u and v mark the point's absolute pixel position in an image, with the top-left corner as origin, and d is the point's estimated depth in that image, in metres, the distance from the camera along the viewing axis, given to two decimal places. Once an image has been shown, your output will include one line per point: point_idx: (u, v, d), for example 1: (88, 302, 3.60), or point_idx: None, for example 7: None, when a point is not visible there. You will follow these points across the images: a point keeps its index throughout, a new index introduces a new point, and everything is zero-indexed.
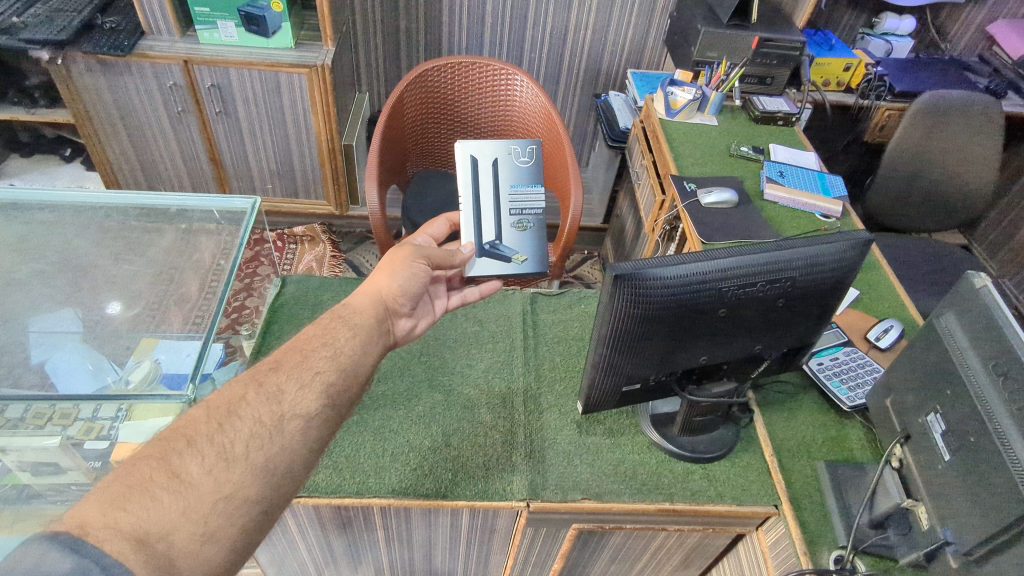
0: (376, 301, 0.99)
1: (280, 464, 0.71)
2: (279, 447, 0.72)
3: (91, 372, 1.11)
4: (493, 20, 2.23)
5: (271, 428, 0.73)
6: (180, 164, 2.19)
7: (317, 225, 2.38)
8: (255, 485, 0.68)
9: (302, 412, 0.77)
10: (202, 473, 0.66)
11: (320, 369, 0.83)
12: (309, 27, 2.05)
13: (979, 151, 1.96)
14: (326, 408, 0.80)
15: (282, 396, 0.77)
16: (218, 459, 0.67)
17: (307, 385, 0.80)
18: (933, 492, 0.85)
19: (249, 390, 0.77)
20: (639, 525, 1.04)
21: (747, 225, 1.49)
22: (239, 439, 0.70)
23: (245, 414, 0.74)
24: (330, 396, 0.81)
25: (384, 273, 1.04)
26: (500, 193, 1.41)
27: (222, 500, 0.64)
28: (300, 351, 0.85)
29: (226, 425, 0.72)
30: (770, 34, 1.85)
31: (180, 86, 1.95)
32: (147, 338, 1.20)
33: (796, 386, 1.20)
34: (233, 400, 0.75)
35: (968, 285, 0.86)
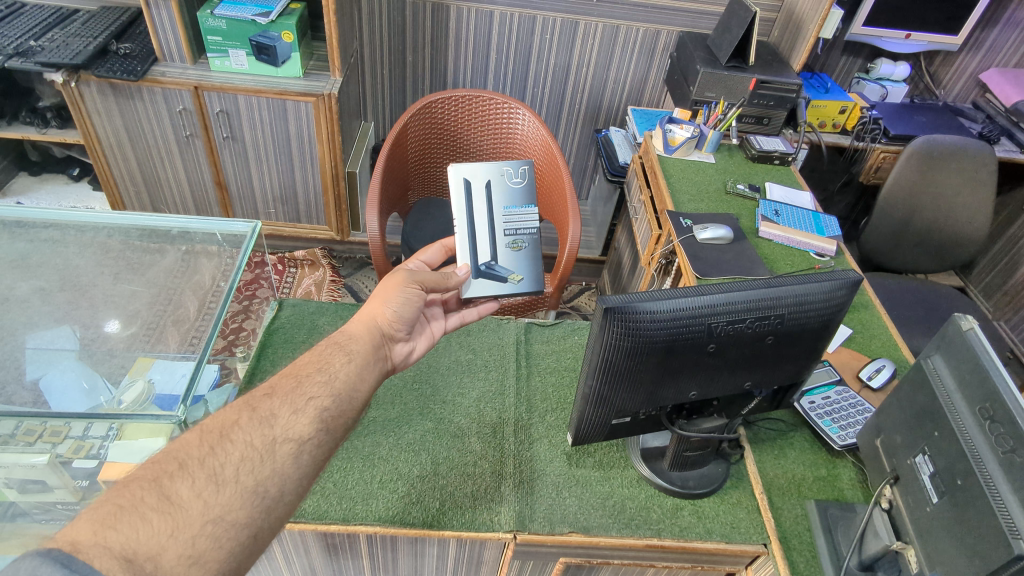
0: (367, 328, 0.99)
1: (270, 489, 0.72)
2: (270, 471, 0.73)
3: (85, 391, 1.12)
4: (497, 55, 2.29)
5: (262, 452, 0.74)
6: (185, 187, 2.23)
7: (318, 250, 2.40)
8: (243, 509, 0.68)
9: (294, 436, 0.77)
10: (192, 496, 0.66)
11: (314, 396, 0.83)
12: (318, 58, 2.10)
13: (972, 195, 1.99)
14: (318, 435, 0.80)
15: (275, 420, 0.78)
16: (208, 482, 0.68)
17: (300, 410, 0.81)
18: (921, 535, 0.84)
19: (242, 414, 0.78)
20: (626, 560, 1.03)
21: (742, 262, 1.50)
22: (230, 462, 0.71)
23: (237, 437, 0.74)
24: (325, 422, 0.82)
25: (378, 302, 1.04)
26: (494, 214, 1.42)
27: (211, 522, 0.65)
28: (293, 376, 0.86)
29: (217, 449, 0.72)
30: (767, 76, 1.89)
31: (189, 111, 2.00)
32: (142, 357, 1.21)
33: (788, 424, 1.19)
34: (226, 425, 0.75)
35: (955, 328, 0.88)
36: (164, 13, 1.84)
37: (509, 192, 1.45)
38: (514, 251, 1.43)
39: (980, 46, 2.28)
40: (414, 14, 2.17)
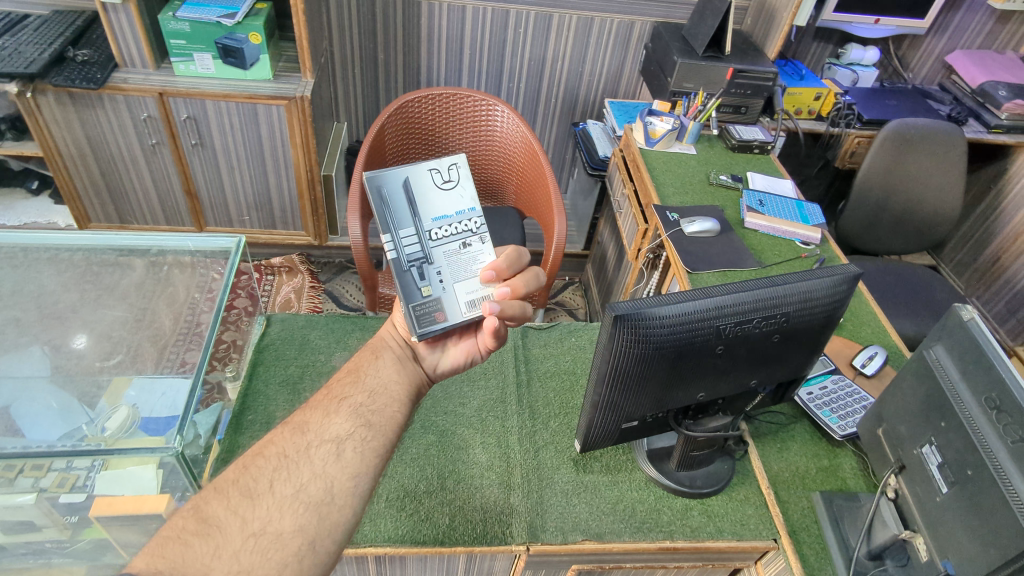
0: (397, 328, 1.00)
1: (315, 493, 0.72)
2: (309, 476, 0.74)
3: (58, 413, 1.06)
4: (471, 51, 2.25)
5: (297, 457, 0.76)
6: (153, 196, 2.14)
7: (295, 256, 2.34)
8: (288, 518, 0.69)
9: (330, 437, 0.79)
10: (227, 512, 0.69)
11: (347, 396, 0.86)
12: (287, 58, 2.03)
13: (945, 177, 2.04)
14: (359, 429, 0.81)
15: (307, 427, 0.81)
16: (242, 498, 0.70)
17: (333, 412, 0.83)
18: (931, 525, 0.86)
19: (278, 431, 0.81)
20: (638, 564, 1.03)
21: (731, 254, 1.51)
22: (264, 475, 0.73)
23: (271, 452, 0.77)
24: (362, 416, 0.84)
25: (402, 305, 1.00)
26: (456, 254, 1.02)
27: (252, 537, 0.67)
28: (329, 386, 0.89)
29: (250, 466, 0.74)
30: (744, 65, 1.90)
31: (154, 118, 1.92)
32: (119, 377, 1.16)
33: (788, 416, 1.20)
34: (259, 445, 0.78)
35: (956, 317, 0.89)
36: (123, 16, 1.76)
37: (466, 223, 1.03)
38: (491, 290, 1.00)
39: (945, 29, 2.33)
40: (385, 10, 2.11)
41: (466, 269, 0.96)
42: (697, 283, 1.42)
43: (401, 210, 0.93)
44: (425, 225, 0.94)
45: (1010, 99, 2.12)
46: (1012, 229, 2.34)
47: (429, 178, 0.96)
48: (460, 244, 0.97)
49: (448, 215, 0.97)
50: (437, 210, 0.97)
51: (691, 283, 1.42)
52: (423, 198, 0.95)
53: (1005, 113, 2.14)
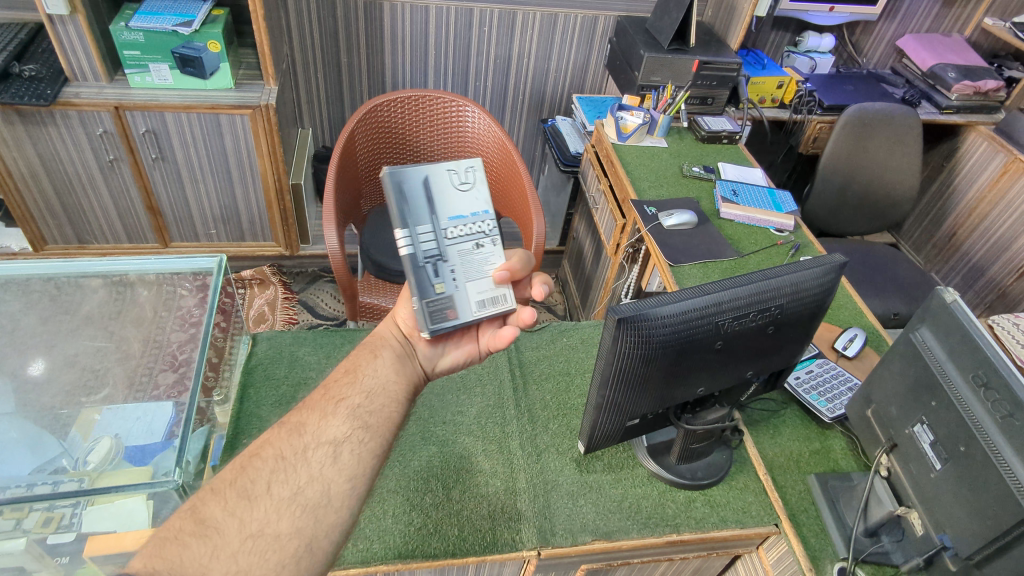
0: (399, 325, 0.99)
1: (311, 496, 0.72)
2: (307, 479, 0.73)
3: (30, 453, 1.00)
4: (436, 51, 2.23)
5: (295, 460, 0.75)
6: (112, 214, 2.06)
7: (266, 268, 2.27)
8: (285, 519, 0.69)
9: (328, 439, 0.78)
10: (225, 514, 0.69)
11: (345, 397, 0.84)
12: (247, 66, 1.98)
13: (904, 159, 2.11)
14: (358, 433, 0.80)
15: (305, 428, 0.79)
16: (239, 499, 0.70)
17: (332, 414, 0.81)
18: (926, 500, 0.89)
19: (275, 430, 0.79)
20: (645, 558, 1.05)
21: (710, 245, 1.54)
22: (261, 476, 0.73)
23: (268, 454, 0.76)
24: (361, 419, 0.82)
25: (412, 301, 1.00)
26: None
27: (249, 538, 0.67)
28: (326, 386, 0.87)
29: (247, 466, 0.74)
30: (709, 57, 1.92)
31: (111, 133, 1.85)
32: (87, 411, 1.09)
33: (778, 403, 1.24)
34: (256, 444, 0.77)
35: (939, 300, 0.93)
36: (71, 28, 1.68)
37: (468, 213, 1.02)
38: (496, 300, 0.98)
39: (896, 13, 2.40)
40: (346, 12, 2.07)
41: (478, 269, 0.97)
42: (680, 276, 1.44)
43: (420, 208, 0.92)
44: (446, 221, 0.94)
45: (960, 81, 2.23)
46: (966, 204, 2.48)
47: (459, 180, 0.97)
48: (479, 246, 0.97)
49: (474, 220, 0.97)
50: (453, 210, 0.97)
51: (674, 277, 1.44)
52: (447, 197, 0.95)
53: (955, 94, 2.26)
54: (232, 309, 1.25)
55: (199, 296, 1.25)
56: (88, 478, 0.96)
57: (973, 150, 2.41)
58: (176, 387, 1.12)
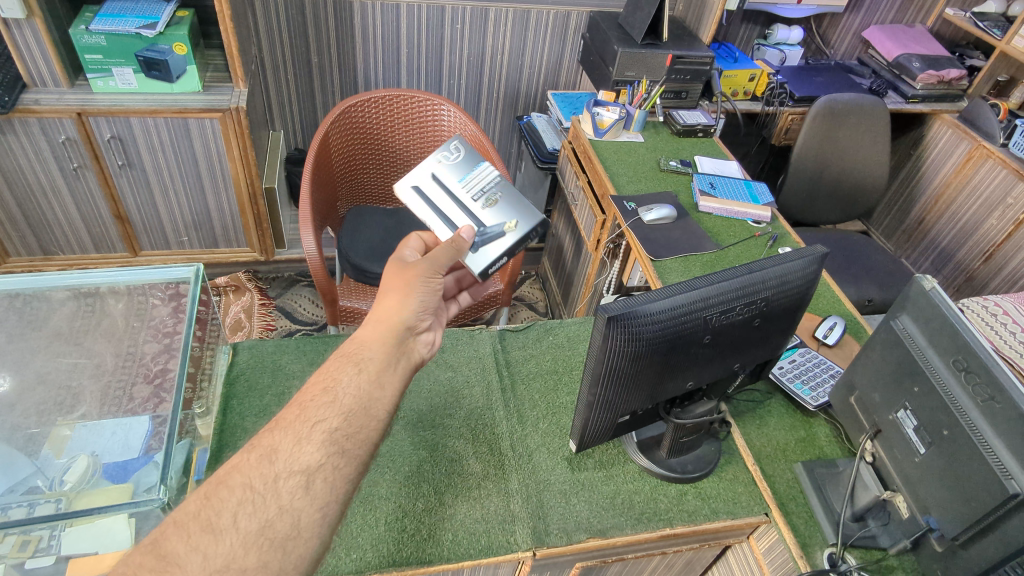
0: (383, 327, 0.90)
1: (280, 527, 0.67)
2: (277, 511, 0.67)
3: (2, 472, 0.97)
4: (408, 49, 2.21)
5: (264, 492, 0.68)
6: (79, 223, 2.00)
7: (241, 274, 2.23)
8: (252, 553, 0.65)
9: (300, 467, 0.71)
10: (188, 550, 0.63)
11: (321, 418, 0.76)
12: (215, 68, 1.93)
13: (874, 148, 2.16)
14: (332, 459, 0.73)
15: (275, 455, 0.72)
16: (203, 534, 0.65)
17: (306, 438, 0.73)
18: (911, 485, 0.91)
19: (242, 454, 0.72)
20: (639, 553, 1.05)
21: (690, 238, 1.55)
22: (227, 508, 0.67)
23: (235, 482, 0.69)
24: (337, 443, 0.74)
25: (401, 299, 0.93)
26: (456, 193, 1.27)
27: (215, 573, 0.62)
28: (299, 404, 0.78)
29: (212, 497, 0.68)
30: (682, 51, 1.93)
31: (74, 141, 1.79)
32: (61, 425, 1.05)
33: (763, 392, 1.26)
34: (222, 474, 0.70)
35: (918, 287, 0.94)
36: (28, 32, 1.63)
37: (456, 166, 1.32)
38: (513, 230, 1.20)
39: (861, 5, 2.45)
40: (314, 12, 2.03)
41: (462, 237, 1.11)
42: (662, 270, 1.45)
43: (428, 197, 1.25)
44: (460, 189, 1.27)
45: (924, 70, 2.30)
46: (932, 191, 2.55)
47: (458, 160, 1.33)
48: (487, 197, 1.26)
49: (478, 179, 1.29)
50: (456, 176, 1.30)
51: (656, 272, 1.45)
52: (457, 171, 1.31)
53: (921, 83, 2.32)
54: (209, 318, 1.22)
55: (172, 306, 1.21)
56: (66, 499, 0.92)
57: (938, 138, 2.49)
58: (151, 401, 1.09)
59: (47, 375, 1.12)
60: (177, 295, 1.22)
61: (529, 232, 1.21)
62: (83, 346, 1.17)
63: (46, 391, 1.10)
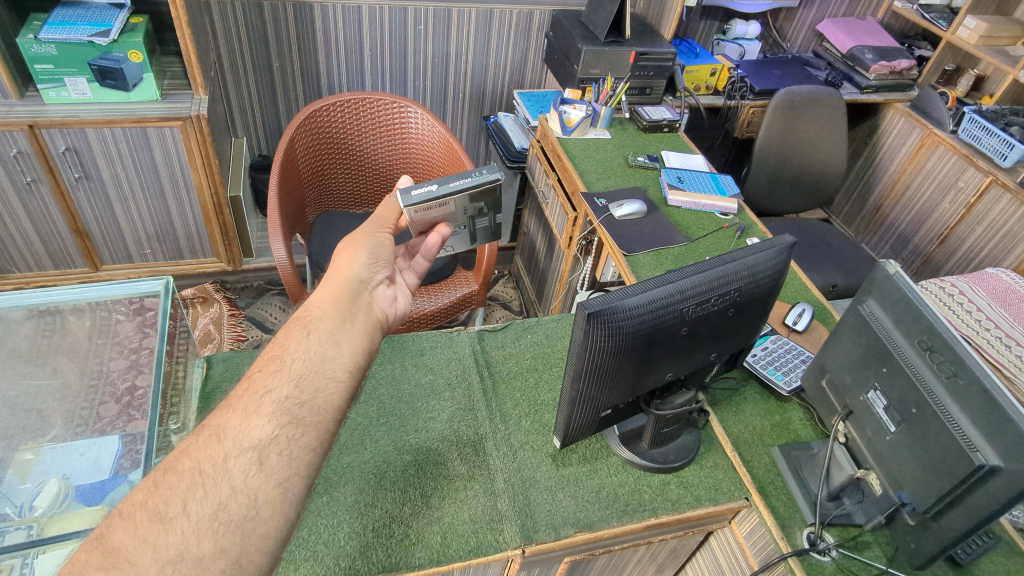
0: (338, 284, 0.90)
1: (236, 509, 0.63)
2: (229, 491, 0.63)
3: None
4: (371, 52, 2.19)
5: (214, 474, 0.64)
6: (35, 240, 1.93)
7: (208, 285, 2.18)
8: (207, 540, 0.60)
9: (253, 443, 0.67)
10: (137, 542, 0.59)
11: (269, 389, 0.73)
12: (172, 75, 1.89)
13: (832, 138, 2.22)
14: (285, 429, 0.69)
15: (224, 433, 0.68)
16: (153, 523, 0.60)
17: (256, 412, 0.70)
18: (883, 461, 0.95)
19: (191, 439, 0.68)
20: (625, 544, 1.07)
21: (661, 232, 1.58)
22: (177, 496, 0.62)
23: (183, 467, 0.64)
24: (291, 413, 0.71)
25: (347, 252, 0.96)
26: None
27: (170, 564, 0.58)
28: (247, 378, 0.75)
29: (161, 485, 0.63)
30: (645, 48, 1.96)
31: (26, 153, 1.73)
32: (27, 447, 1.02)
33: (738, 380, 1.28)
34: (171, 455, 0.66)
35: (882, 272, 0.98)
36: None
37: None
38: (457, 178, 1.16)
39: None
40: (274, 16, 2.00)
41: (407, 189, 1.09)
42: (635, 265, 1.47)
43: None
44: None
45: (876, 62, 2.39)
46: (888, 178, 2.64)
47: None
48: None
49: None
50: None
51: (629, 266, 1.46)
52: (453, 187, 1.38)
53: (873, 74, 2.41)
54: (180, 333, 1.19)
55: (137, 322, 1.17)
56: (38, 525, 0.90)
57: (892, 126, 2.57)
58: (120, 418, 1.07)
59: (12, 399, 1.07)
60: (142, 310, 1.17)
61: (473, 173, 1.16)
62: (48, 366, 1.13)
63: (9, 413, 1.06)
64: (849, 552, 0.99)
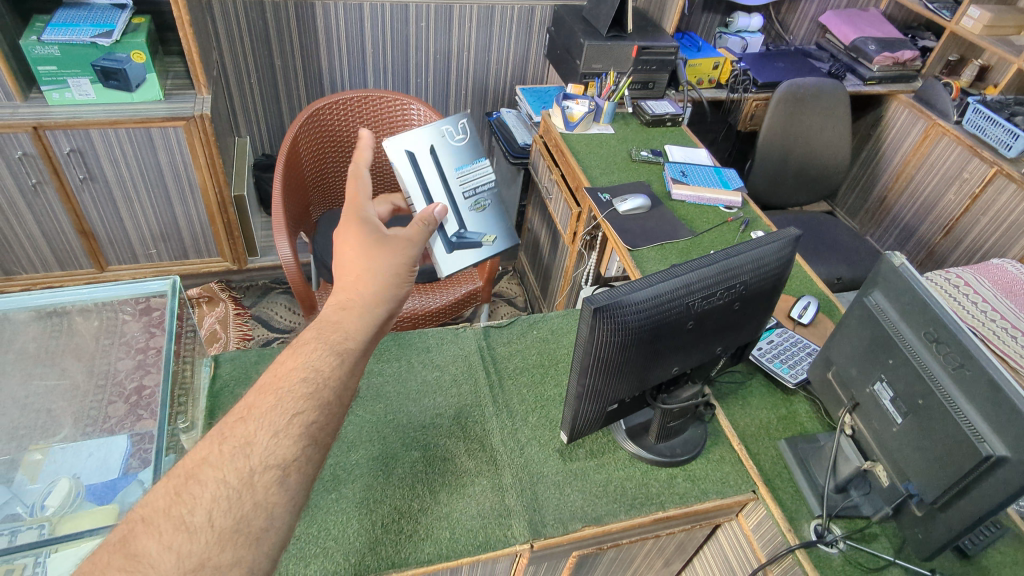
0: (366, 315, 0.81)
1: (256, 522, 0.60)
2: (251, 506, 0.60)
3: None
4: (373, 50, 2.19)
5: (239, 487, 0.61)
6: (41, 242, 1.94)
7: (214, 284, 2.19)
8: (228, 549, 0.58)
9: (278, 460, 0.63)
10: (160, 549, 0.56)
11: (298, 409, 0.67)
12: (175, 75, 1.89)
13: (836, 130, 2.21)
14: (306, 451, 0.65)
15: (251, 446, 0.63)
16: (177, 531, 0.57)
17: (282, 430, 0.65)
18: (891, 453, 0.95)
19: (213, 446, 0.63)
20: (633, 538, 1.07)
21: (665, 226, 1.57)
22: (201, 505, 0.59)
23: (207, 476, 0.61)
24: (312, 435, 0.66)
25: (372, 274, 0.86)
26: (449, 180, 1.31)
27: (190, 573, 0.55)
28: (273, 378, 0.70)
29: (185, 494, 0.59)
30: (647, 42, 1.96)
31: (32, 155, 1.74)
32: (36, 447, 1.03)
33: (744, 373, 1.29)
34: (195, 463, 0.62)
35: (887, 264, 0.98)
36: None
37: (456, 153, 1.33)
38: (490, 244, 1.35)
39: None
40: (276, 15, 2.00)
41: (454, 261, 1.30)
42: (640, 260, 1.47)
43: (427, 178, 1.28)
44: (453, 176, 1.32)
45: (880, 53, 2.38)
46: (893, 169, 2.63)
47: (462, 139, 1.34)
48: (476, 201, 1.35)
49: (475, 173, 1.35)
50: (458, 164, 1.33)
51: (634, 261, 1.47)
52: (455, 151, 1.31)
53: (876, 65, 2.40)
54: (186, 332, 1.19)
55: (143, 322, 1.18)
56: (50, 524, 0.90)
57: (896, 117, 2.56)
58: (128, 418, 1.07)
59: (22, 399, 1.08)
60: (147, 310, 1.19)
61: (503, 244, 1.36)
62: (57, 366, 1.14)
63: (20, 414, 1.06)
64: (856, 544, 0.99)
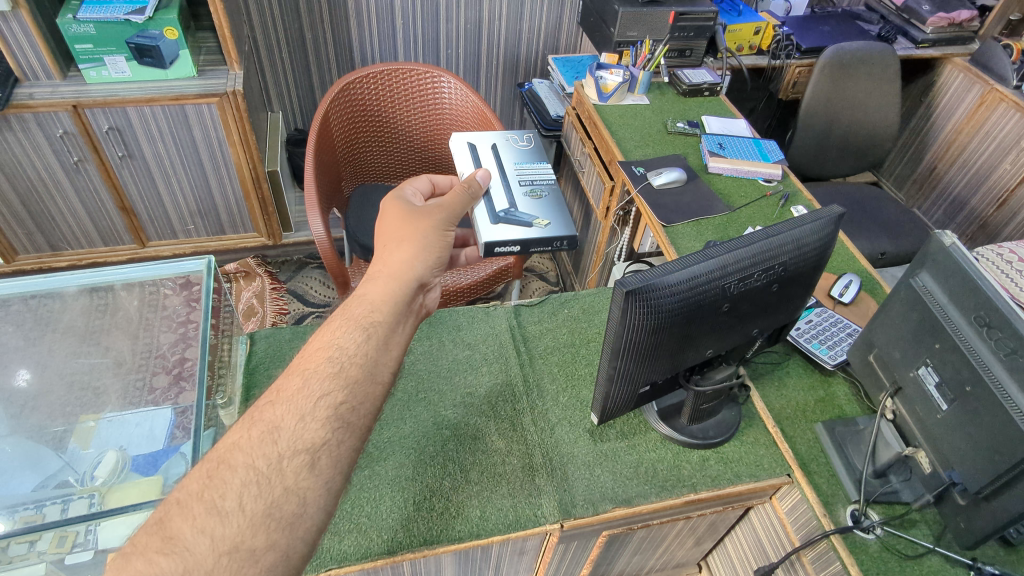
0: (387, 279, 0.85)
1: (287, 506, 0.61)
2: (282, 491, 0.61)
3: (31, 470, 0.98)
4: (404, 21, 2.16)
5: (268, 472, 0.62)
6: (85, 218, 2.00)
7: (249, 259, 2.22)
8: (261, 533, 0.58)
9: (305, 446, 0.64)
10: (195, 531, 0.57)
11: (324, 393, 0.69)
12: (207, 51, 1.90)
13: (885, 97, 2.10)
14: (337, 433, 0.67)
15: (275, 427, 0.65)
16: (209, 515, 0.58)
17: (308, 415, 0.67)
18: (935, 442, 0.91)
19: (243, 431, 0.65)
20: (664, 519, 1.07)
21: (701, 202, 1.53)
22: (231, 489, 0.60)
23: (237, 462, 0.63)
24: (342, 418, 0.68)
25: (401, 241, 0.91)
26: (506, 169, 1.48)
27: (226, 554, 0.56)
28: (303, 367, 0.71)
29: (215, 478, 0.61)
30: (685, 7, 1.88)
31: (72, 133, 1.78)
32: (86, 417, 1.06)
33: (781, 354, 1.26)
34: (222, 449, 0.64)
35: (938, 244, 0.93)
36: (15, 24, 1.60)
37: (517, 152, 1.53)
38: (542, 226, 1.33)
39: None
40: None
41: (503, 228, 1.30)
42: (675, 236, 1.43)
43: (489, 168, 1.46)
44: (512, 168, 1.48)
45: (934, 14, 2.26)
46: (944, 138, 2.51)
47: (524, 144, 1.55)
48: (533, 188, 1.43)
49: (534, 171, 1.48)
50: (520, 165, 1.49)
51: (668, 237, 1.43)
52: (515, 150, 1.52)
53: (930, 27, 2.29)
54: (224, 308, 1.24)
55: (183, 296, 1.21)
56: (100, 495, 0.94)
57: (950, 83, 2.43)
58: (171, 392, 1.10)
59: (69, 373, 1.12)
60: (187, 285, 1.22)
61: (556, 233, 1.32)
62: (101, 344, 1.17)
63: (67, 390, 1.10)
64: (895, 531, 0.97)
